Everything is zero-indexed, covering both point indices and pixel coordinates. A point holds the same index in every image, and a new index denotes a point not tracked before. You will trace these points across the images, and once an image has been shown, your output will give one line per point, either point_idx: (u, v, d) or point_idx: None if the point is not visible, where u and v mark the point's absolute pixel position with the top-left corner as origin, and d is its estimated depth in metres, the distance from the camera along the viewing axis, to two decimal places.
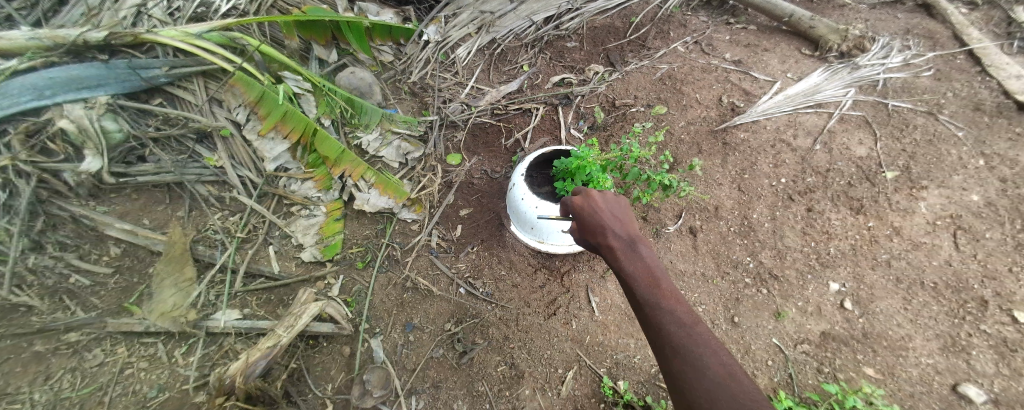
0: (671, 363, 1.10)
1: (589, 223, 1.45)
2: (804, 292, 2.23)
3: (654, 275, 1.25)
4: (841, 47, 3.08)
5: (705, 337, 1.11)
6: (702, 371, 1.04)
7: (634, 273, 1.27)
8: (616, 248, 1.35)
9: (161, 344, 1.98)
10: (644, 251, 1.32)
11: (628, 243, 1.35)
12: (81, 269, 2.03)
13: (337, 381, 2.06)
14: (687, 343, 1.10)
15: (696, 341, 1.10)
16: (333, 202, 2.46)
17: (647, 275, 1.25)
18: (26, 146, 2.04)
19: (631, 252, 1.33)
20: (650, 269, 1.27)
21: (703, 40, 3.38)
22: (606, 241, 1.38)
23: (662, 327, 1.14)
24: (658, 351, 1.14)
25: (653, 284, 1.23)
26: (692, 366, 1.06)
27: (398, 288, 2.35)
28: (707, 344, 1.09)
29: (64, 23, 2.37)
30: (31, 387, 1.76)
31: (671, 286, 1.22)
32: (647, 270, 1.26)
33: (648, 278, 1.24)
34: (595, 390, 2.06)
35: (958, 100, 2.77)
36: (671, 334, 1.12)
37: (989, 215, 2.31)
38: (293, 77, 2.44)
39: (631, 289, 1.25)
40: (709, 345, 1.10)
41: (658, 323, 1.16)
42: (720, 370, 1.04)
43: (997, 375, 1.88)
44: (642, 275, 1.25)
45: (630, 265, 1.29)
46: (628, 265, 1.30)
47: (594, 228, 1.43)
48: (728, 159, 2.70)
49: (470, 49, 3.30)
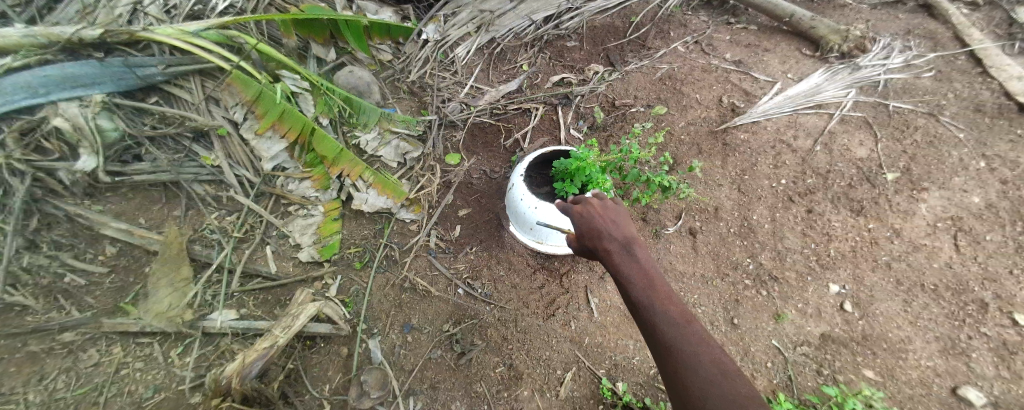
0: (667, 364, 1.08)
1: (585, 228, 1.45)
2: (804, 293, 2.21)
3: (649, 277, 1.24)
4: (842, 47, 3.07)
5: (699, 336, 1.10)
6: (697, 371, 1.03)
7: (629, 274, 1.26)
8: (612, 250, 1.34)
9: (157, 344, 1.96)
10: (639, 253, 1.31)
11: (623, 245, 1.34)
12: (76, 269, 2.02)
13: (335, 383, 2.05)
14: (681, 342, 1.08)
15: (692, 342, 1.08)
16: (331, 202, 2.45)
17: (642, 277, 1.24)
18: (21, 145, 2.02)
19: (627, 254, 1.31)
20: (646, 271, 1.25)
21: (704, 40, 3.36)
22: (602, 244, 1.37)
23: (657, 328, 1.13)
24: (654, 352, 1.12)
25: (647, 285, 1.21)
26: (688, 366, 1.04)
27: (396, 289, 2.34)
28: (701, 344, 1.08)
29: (59, 20, 2.34)
30: (25, 387, 1.75)
31: (666, 287, 1.21)
32: (642, 272, 1.25)
33: (642, 279, 1.23)
34: (594, 392, 2.05)
35: (959, 102, 2.76)
36: (665, 334, 1.10)
37: (990, 217, 2.31)
38: (291, 76, 2.39)
39: (627, 291, 1.24)
40: (704, 345, 1.08)
41: (654, 324, 1.14)
42: (715, 368, 1.03)
43: (998, 377, 1.88)
44: (637, 276, 1.24)
45: (625, 266, 1.28)
46: (623, 267, 1.29)
47: (590, 232, 1.43)
48: (728, 160, 2.68)
49: (470, 49, 3.28)
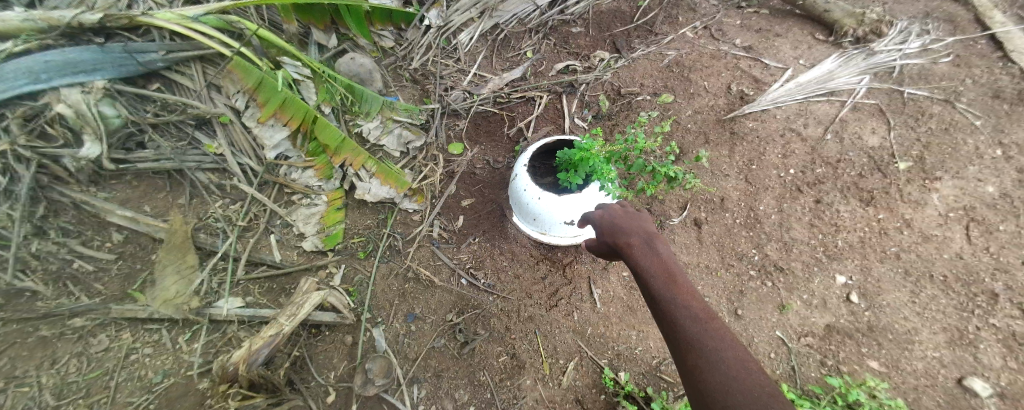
0: (685, 357, 1.05)
1: (609, 225, 1.46)
2: (810, 284, 2.19)
3: (671, 272, 1.22)
4: (857, 31, 2.97)
5: (720, 331, 1.06)
6: (716, 365, 0.99)
7: (649, 268, 1.25)
8: (633, 245, 1.35)
9: (165, 331, 2.00)
10: (660, 248, 1.31)
11: (646, 241, 1.34)
12: (83, 255, 2.05)
13: (340, 370, 2.08)
14: (701, 335, 1.05)
15: (711, 336, 1.05)
16: (334, 191, 2.44)
17: (663, 271, 1.23)
18: (25, 131, 2.04)
19: (647, 249, 1.31)
20: (666, 265, 1.24)
21: (713, 25, 3.27)
22: (623, 239, 1.38)
23: (675, 320, 1.10)
24: (672, 345, 1.10)
25: (668, 279, 1.20)
26: (706, 359, 1.01)
27: (399, 278, 2.35)
28: (721, 338, 1.04)
29: (57, 4, 2.32)
30: (39, 370, 1.80)
31: (688, 282, 1.18)
32: (664, 266, 1.24)
33: (663, 273, 1.22)
34: (596, 381, 2.07)
35: (977, 88, 2.68)
36: (684, 326, 1.08)
37: (1003, 207, 2.25)
38: (292, 63, 2.36)
39: (646, 283, 1.23)
40: (725, 340, 1.04)
41: (671, 316, 1.12)
42: (735, 363, 0.99)
43: (1004, 369, 1.86)
44: (658, 270, 1.23)
45: (645, 260, 1.28)
46: (642, 260, 1.28)
47: (612, 229, 1.44)
48: (736, 149, 2.64)
49: (473, 35, 3.22)
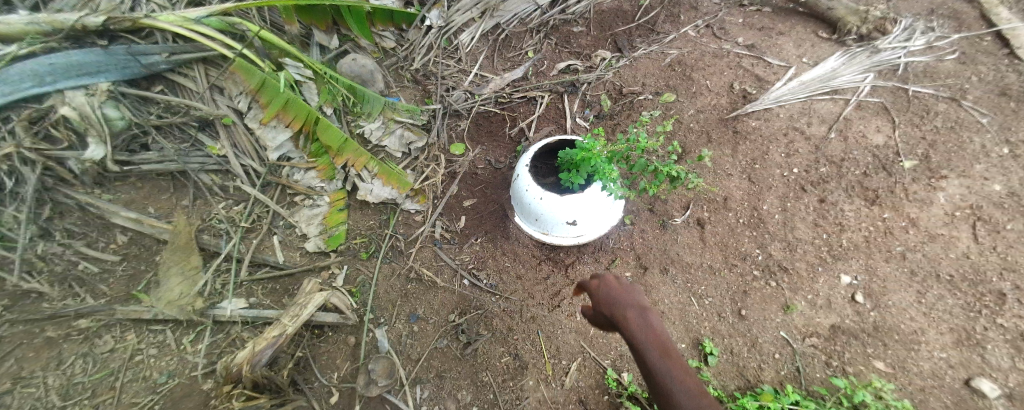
0: None
1: (603, 292, 1.29)
2: (814, 284, 2.18)
3: (666, 348, 1.16)
4: (861, 29, 2.95)
5: None
6: None
7: (661, 369, 1.13)
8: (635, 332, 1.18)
9: (170, 332, 2.01)
10: (660, 330, 1.18)
11: (641, 314, 1.20)
12: (89, 257, 2.06)
13: (344, 370, 2.08)
14: None
15: None
16: (336, 192, 2.45)
17: (677, 374, 1.12)
18: (30, 133, 2.03)
19: (652, 339, 1.17)
20: (677, 363, 1.13)
21: (716, 24, 3.25)
22: (623, 325, 1.19)
23: None
24: None
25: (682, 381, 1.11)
26: None
27: (401, 279, 2.36)
28: None
29: (61, 7, 2.33)
30: (45, 371, 1.81)
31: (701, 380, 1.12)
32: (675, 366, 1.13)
33: (680, 377, 1.11)
34: (599, 381, 2.06)
35: (983, 85, 2.65)
36: None
37: (1011, 206, 2.23)
38: (294, 65, 2.36)
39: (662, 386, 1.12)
40: None
41: None
42: None
43: (1013, 370, 1.84)
44: (673, 373, 1.12)
45: (653, 356, 1.14)
46: (652, 357, 1.14)
47: (612, 309, 1.23)
48: (739, 149, 2.63)
49: (474, 35, 3.22)
